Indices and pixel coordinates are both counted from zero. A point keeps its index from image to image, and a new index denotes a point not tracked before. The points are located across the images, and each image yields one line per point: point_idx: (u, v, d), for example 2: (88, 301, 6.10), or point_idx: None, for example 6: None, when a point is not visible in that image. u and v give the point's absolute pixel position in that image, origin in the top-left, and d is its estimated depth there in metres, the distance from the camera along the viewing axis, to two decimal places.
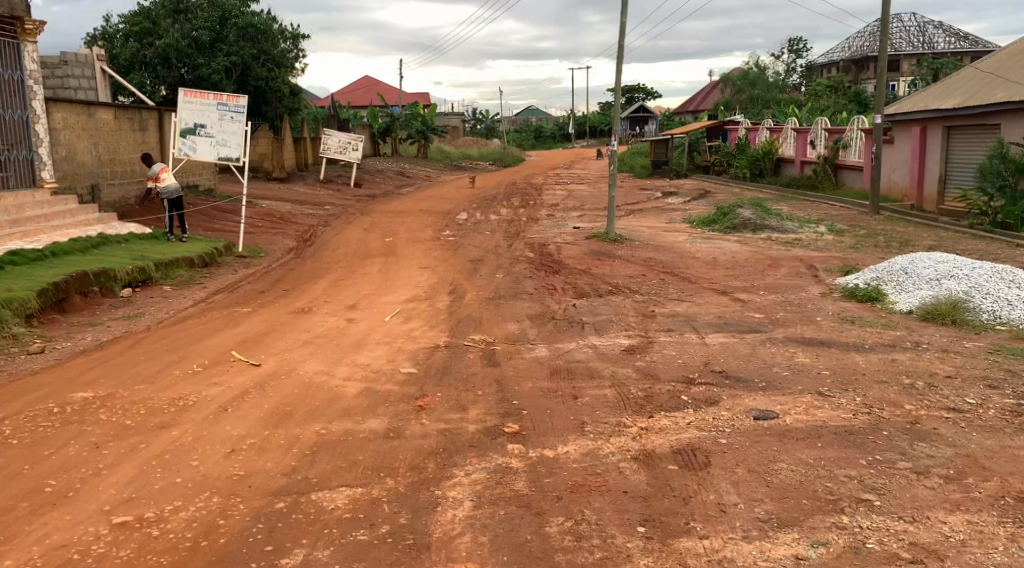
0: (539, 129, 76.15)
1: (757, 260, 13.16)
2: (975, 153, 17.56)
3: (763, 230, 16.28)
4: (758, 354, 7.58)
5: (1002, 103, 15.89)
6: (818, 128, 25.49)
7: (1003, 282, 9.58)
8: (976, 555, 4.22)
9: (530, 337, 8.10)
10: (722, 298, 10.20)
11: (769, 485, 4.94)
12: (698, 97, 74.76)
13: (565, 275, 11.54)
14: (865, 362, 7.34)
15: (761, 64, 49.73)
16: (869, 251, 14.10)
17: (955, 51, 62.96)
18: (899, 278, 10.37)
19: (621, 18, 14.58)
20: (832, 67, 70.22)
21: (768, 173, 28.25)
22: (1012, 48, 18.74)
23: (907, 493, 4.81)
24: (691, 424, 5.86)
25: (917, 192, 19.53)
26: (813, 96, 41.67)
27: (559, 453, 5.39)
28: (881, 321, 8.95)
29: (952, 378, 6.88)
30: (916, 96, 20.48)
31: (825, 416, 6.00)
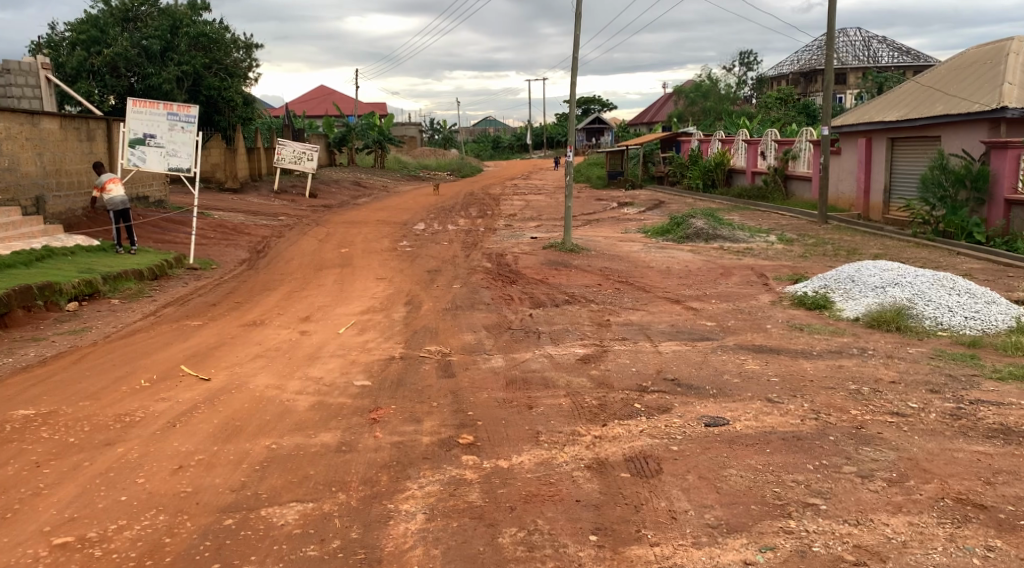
0: (497, 139, 76.40)
1: (710, 269, 13.36)
2: (917, 164, 18.06)
3: (715, 239, 16.53)
4: (710, 362, 7.69)
5: (941, 116, 16.38)
6: (768, 139, 25.97)
7: (944, 289, 9.86)
8: (917, 556, 4.33)
9: (487, 347, 8.12)
10: (675, 307, 10.33)
11: (719, 490, 5.02)
12: (653, 109, 75.66)
13: (522, 285, 11.58)
14: (814, 368, 7.50)
15: (713, 77, 50.53)
16: (817, 260, 14.41)
17: (899, 65, 64.73)
18: (846, 285, 10.61)
19: (575, 31, 14.74)
20: (782, 80, 71.69)
21: (720, 184, 28.70)
22: (952, 62, 19.34)
23: (852, 496, 4.93)
24: (644, 432, 5.93)
25: (863, 202, 20.02)
26: (765, 108, 42.51)
27: (513, 463, 5.41)
28: (828, 329, 9.15)
29: (896, 384, 7.06)
30: (862, 108, 21.00)
31: (774, 422, 6.11)
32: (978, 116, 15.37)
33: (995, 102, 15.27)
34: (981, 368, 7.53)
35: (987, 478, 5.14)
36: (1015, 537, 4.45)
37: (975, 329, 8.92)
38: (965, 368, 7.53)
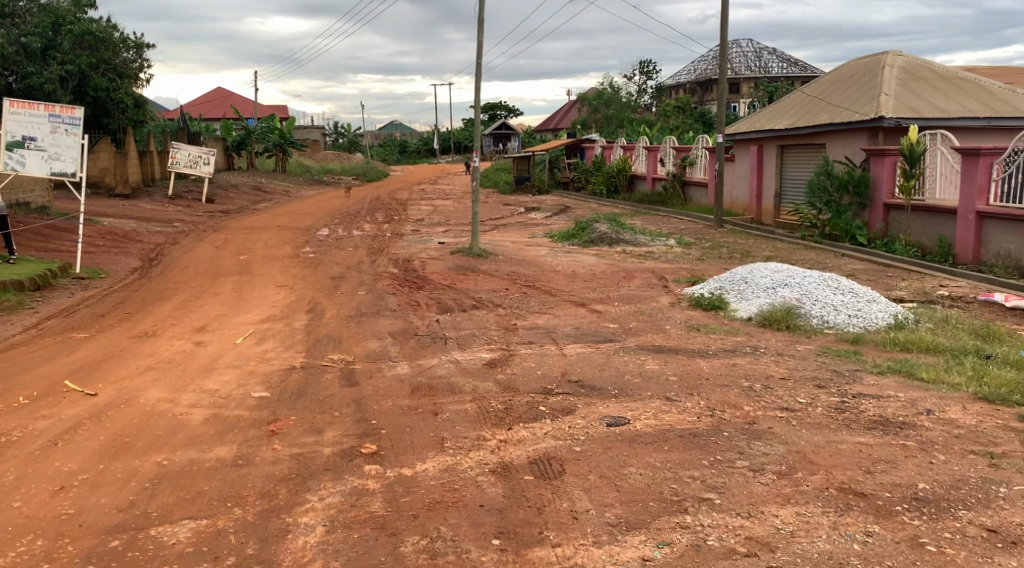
0: (403, 144, 75.87)
1: (614, 272, 13.63)
2: (804, 170, 18.91)
3: (618, 243, 16.88)
4: (612, 363, 7.84)
5: (826, 124, 17.19)
6: (666, 146, 26.70)
7: (829, 289, 10.36)
8: (803, 544, 4.52)
9: (391, 354, 8.05)
10: (580, 310, 10.49)
11: (619, 489, 5.13)
12: (558, 116, 76.67)
13: (428, 291, 11.52)
14: (709, 367, 7.75)
15: (614, 85, 51.64)
16: (714, 262, 14.91)
17: (788, 75, 67.65)
18: (739, 287, 11.01)
19: (478, 37, 14.80)
20: (680, 89, 73.86)
21: (622, 190, 29.33)
22: (836, 73, 20.33)
23: (744, 490, 5.11)
24: (549, 433, 6.00)
25: (756, 206, 20.84)
26: (664, 115, 43.72)
27: (418, 471, 5.38)
28: (723, 328, 9.49)
29: (786, 379, 7.38)
30: (754, 117, 21.88)
31: (672, 420, 6.29)
32: (858, 124, 16.21)
33: (873, 112, 16.14)
34: (862, 363, 7.95)
35: (868, 468, 5.43)
36: (891, 522, 4.71)
37: (858, 327, 9.41)
38: (849, 364, 7.93)
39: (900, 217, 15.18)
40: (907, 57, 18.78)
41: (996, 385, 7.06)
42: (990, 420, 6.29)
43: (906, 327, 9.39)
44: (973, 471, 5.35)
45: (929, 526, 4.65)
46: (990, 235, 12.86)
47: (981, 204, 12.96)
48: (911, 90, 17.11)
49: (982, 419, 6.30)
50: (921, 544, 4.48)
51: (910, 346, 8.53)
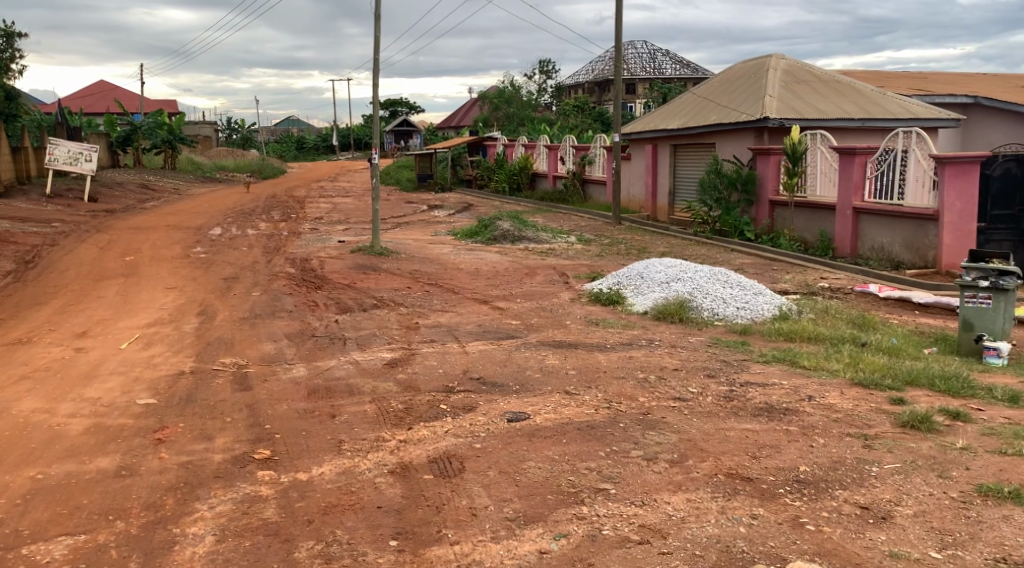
0: (300, 140, 74.18)
1: (515, 269, 13.73)
2: (696, 168, 19.51)
3: (520, 241, 17.00)
4: (513, 359, 7.89)
5: (716, 124, 17.77)
6: (566, 144, 27.08)
7: (720, 282, 10.73)
8: (693, 529, 4.66)
9: (287, 356, 7.87)
10: (482, 307, 10.52)
11: (518, 483, 5.18)
12: (459, 114, 76.56)
13: (327, 291, 11.33)
14: (607, 360, 7.91)
15: (514, 83, 51.96)
16: (612, 258, 15.21)
17: (681, 77, 69.75)
18: (636, 282, 11.27)
19: (375, 33, 14.62)
20: (578, 89, 75.09)
21: (524, 188, 29.56)
22: (725, 74, 21.05)
23: (638, 479, 5.25)
24: (449, 432, 6.00)
25: (652, 204, 21.39)
26: (564, 114, 44.36)
27: (313, 475, 5.28)
28: (621, 322, 9.70)
29: (680, 370, 7.61)
30: (649, 116, 22.43)
31: (570, 413, 6.38)
32: (745, 124, 16.83)
33: (758, 112, 16.80)
34: (750, 352, 8.28)
35: (754, 453, 5.66)
36: (775, 504, 4.93)
37: (745, 318, 9.79)
38: (738, 354, 8.24)
39: (785, 214, 15.86)
40: (789, 60, 19.65)
41: (870, 370, 7.49)
42: (865, 403, 6.67)
43: (790, 318, 9.83)
44: (849, 452, 5.65)
45: (809, 507, 4.88)
46: (866, 229, 13.58)
47: (857, 200, 13.67)
48: (793, 92, 17.91)
49: (858, 403, 6.66)
50: (801, 524, 4.69)
51: (792, 336, 8.93)
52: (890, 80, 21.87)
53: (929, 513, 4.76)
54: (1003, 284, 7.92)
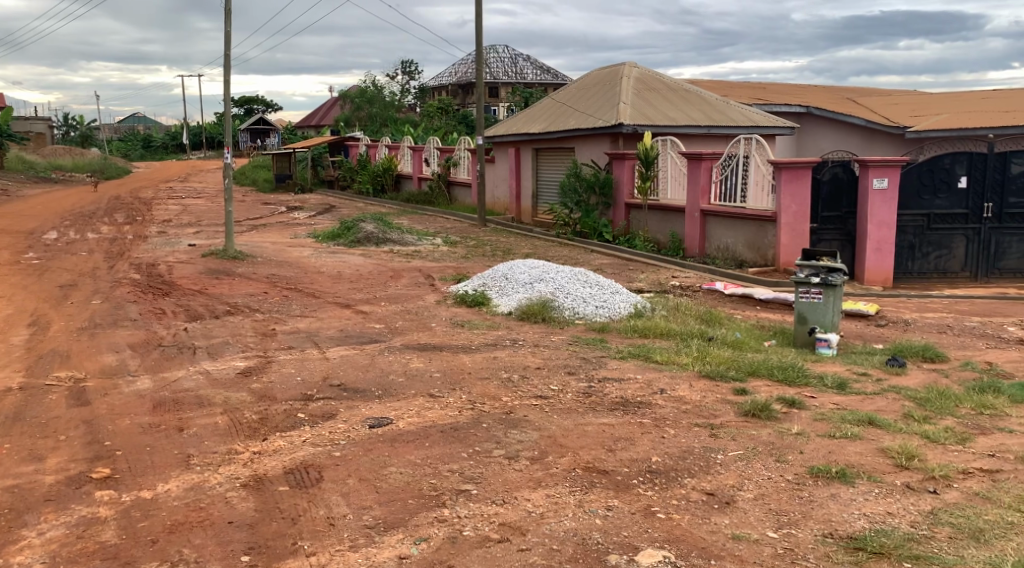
0: (148, 138, 70.34)
1: (379, 272, 13.57)
2: (557, 172, 19.92)
3: (384, 243, 16.80)
4: (377, 364, 7.79)
5: (574, 130, 18.21)
6: (430, 146, 27.04)
7: (579, 282, 10.99)
8: (552, 524, 4.75)
9: (131, 368, 7.45)
10: (344, 311, 10.32)
11: (378, 490, 5.10)
12: (319, 113, 74.83)
13: (177, 297, 10.80)
14: (472, 361, 7.95)
15: (376, 83, 51.30)
16: (476, 260, 15.30)
17: (541, 82, 71.15)
18: (500, 283, 11.37)
19: (225, 29, 14.06)
20: (441, 91, 75.19)
21: (388, 189, 29.27)
22: (583, 81, 21.61)
23: (500, 478, 5.29)
24: (307, 441, 5.85)
25: (515, 206, 21.67)
26: (427, 115, 44.21)
27: (158, 493, 5.02)
28: (485, 323, 9.77)
29: (541, 369, 7.74)
30: (511, 120, 22.72)
31: (433, 417, 6.36)
32: (601, 130, 17.34)
33: (614, 118, 17.35)
34: (608, 349, 8.53)
35: (610, 446, 5.83)
36: (629, 495, 5.10)
37: (604, 317, 10.08)
38: (597, 351, 8.47)
39: (639, 216, 16.46)
40: (641, 69, 20.43)
41: (716, 363, 7.89)
42: (712, 394, 7.02)
43: (645, 315, 10.20)
44: (697, 442, 5.92)
45: (660, 496, 5.08)
46: (713, 231, 14.27)
47: (705, 203, 14.35)
48: (645, 100, 18.62)
49: (705, 395, 6.99)
50: (652, 513, 4.87)
51: (647, 333, 9.28)
52: (733, 89, 23.13)
53: (768, 496, 5.05)
54: (831, 280, 8.51)
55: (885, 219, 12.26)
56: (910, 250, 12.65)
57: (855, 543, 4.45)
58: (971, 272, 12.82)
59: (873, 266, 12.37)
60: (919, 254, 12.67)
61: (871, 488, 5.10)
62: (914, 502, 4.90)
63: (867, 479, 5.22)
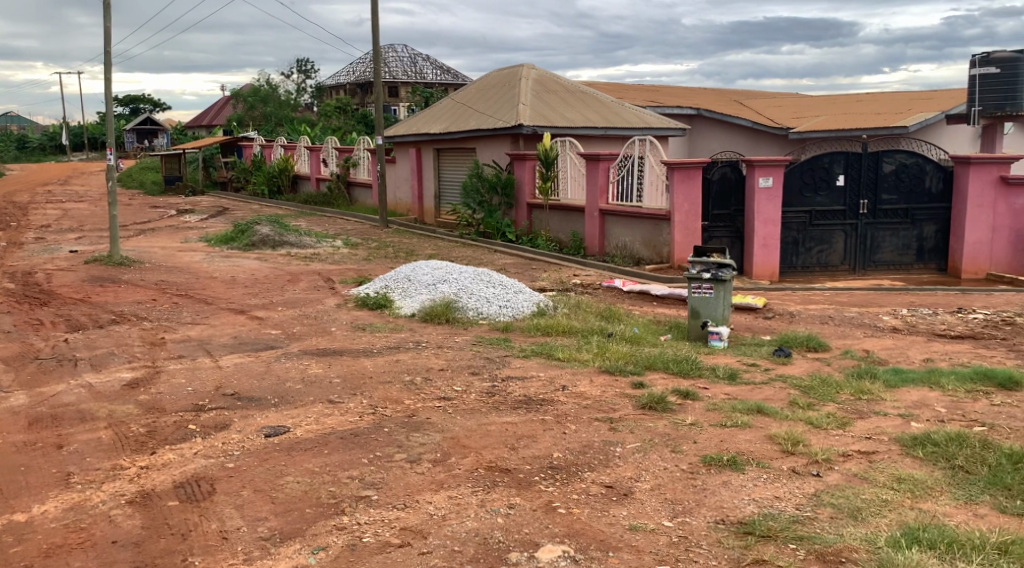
0: (24, 139, 66.48)
1: (276, 276, 13.25)
2: (458, 172, 19.92)
3: (281, 246, 16.41)
4: (273, 371, 7.60)
5: (475, 131, 18.23)
6: (328, 146, 26.58)
7: (483, 282, 11.01)
8: (454, 525, 4.74)
9: (6, 384, 7.03)
10: (239, 318, 10.02)
11: (274, 501, 4.98)
12: (211, 112, 72.40)
13: (56, 307, 10.25)
14: (373, 365, 7.85)
15: (270, 82, 50.01)
16: (377, 262, 15.12)
17: (441, 82, 70.94)
18: (403, 285, 11.27)
19: (104, 25, 13.43)
20: (339, 90, 73.96)
21: (285, 191, 28.61)
22: (483, 81, 21.69)
23: (401, 482, 5.25)
24: (198, 453, 5.65)
25: (418, 206, 21.54)
26: (325, 114, 43.38)
27: (34, 515, 4.76)
28: (387, 326, 9.66)
29: (444, 370, 7.71)
30: (410, 120, 22.55)
31: (333, 423, 6.25)
32: (501, 131, 17.43)
33: (513, 119, 17.46)
34: (511, 349, 8.57)
35: (511, 445, 5.87)
36: (530, 492, 5.14)
37: (507, 316, 10.15)
38: (501, 350, 8.51)
39: (541, 216, 16.65)
40: (539, 70, 20.66)
41: (616, 358, 8.05)
42: (611, 389, 7.16)
43: (547, 313, 10.31)
44: (596, 436, 6.03)
45: (560, 491, 5.14)
46: (612, 229, 14.54)
47: (604, 202, 14.62)
48: (543, 101, 18.84)
49: (605, 389, 7.13)
50: (553, 508, 4.92)
51: (549, 331, 9.39)
52: (627, 91, 23.67)
53: (664, 486, 5.19)
54: (721, 275, 8.82)
55: (771, 216, 12.79)
56: (794, 245, 13.23)
57: (745, 528, 4.62)
58: (850, 265, 13.50)
59: (761, 262, 12.88)
60: (802, 249, 13.28)
61: (760, 474, 5.31)
62: (799, 486, 5.13)
63: (756, 466, 5.43)
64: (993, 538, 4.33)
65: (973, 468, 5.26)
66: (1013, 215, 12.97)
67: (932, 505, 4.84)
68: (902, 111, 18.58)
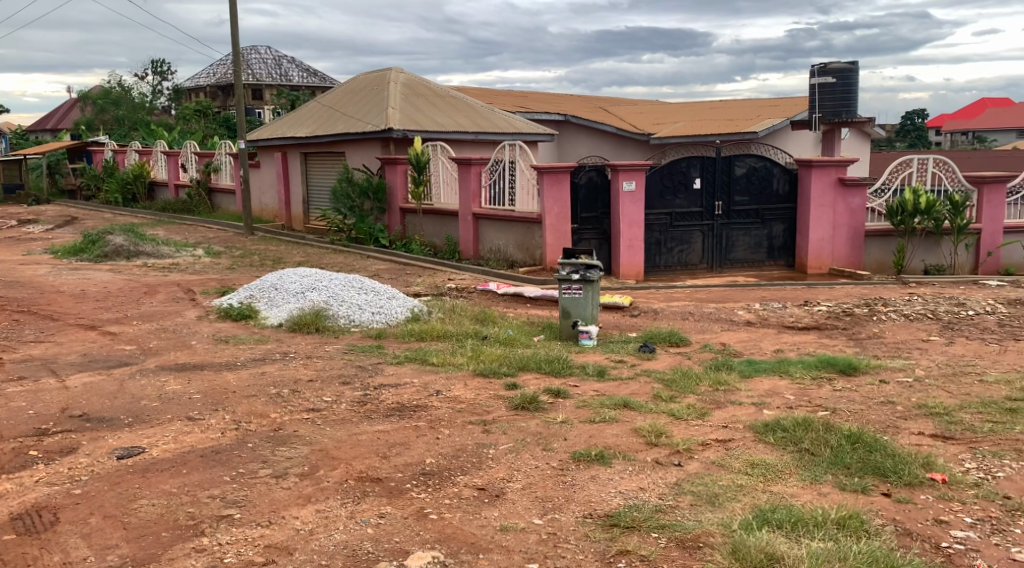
0: None
1: (131, 288, 12.56)
2: (327, 177, 19.53)
3: (137, 256, 15.58)
4: (126, 389, 7.19)
5: (343, 134, 17.90)
6: (187, 151, 25.50)
7: (354, 289, 10.82)
8: (321, 540, 4.62)
9: None
10: (88, 334, 9.43)
11: (126, 526, 4.72)
12: (57, 116, 67.93)
13: None
14: (237, 379, 7.56)
15: (123, 84, 47.44)
16: (243, 271, 14.62)
17: (308, 84, 69.38)
18: (269, 294, 10.93)
19: None
20: (199, 92, 71.03)
21: (141, 198, 27.24)
22: (350, 85, 21.37)
23: (265, 498, 5.08)
24: (41, 481, 5.28)
25: (285, 213, 20.97)
26: (183, 117, 41.50)
27: None
28: (253, 337, 9.34)
29: (313, 381, 7.52)
30: (275, 123, 21.90)
31: (192, 441, 5.98)
32: (369, 135, 17.19)
33: (381, 123, 17.26)
34: (384, 356, 8.47)
35: (384, 453, 5.79)
36: (401, 500, 5.09)
37: (380, 322, 10.04)
38: (372, 358, 8.40)
39: (414, 220, 16.56)
40: (408, 74, 20.56)
41: (489, 360, 8.09)
42: (485, 391, 7.19)
43: (420, 319, 10.26)
44: (470, 439, 6.04)
45: (432, 497, 5.12)
46: (485, 233, 14.64)
47: (477, 207, 14.70)
48: (412, 105, 18.74)
49: (478, 392, 7.16)
50: (425, 515, 4.89)
51: (423, 336, 9.34)
52: (495, 96, 23.90)
53: (534, 484, 5.26)
54: (590, 276, 9.03)
55: (635, 218, 13.19)
56: (656, 246, 13.73)
57: (610, 520, 4.74)
58: (708, 263, 14.12)
59: (626, 262, 13.28)
60: (664, 249, 13.79)
61: (625, 466, 5.47)
62: (662, 476, 5.31)
63: (622, 459, 5.59)
64: (833, 513, 4.63)
65: (817, 450, 5.61)
66: (851, 214, 13.89)
67: (782, 487, 5.13)
68: (751, 117, 19.63)
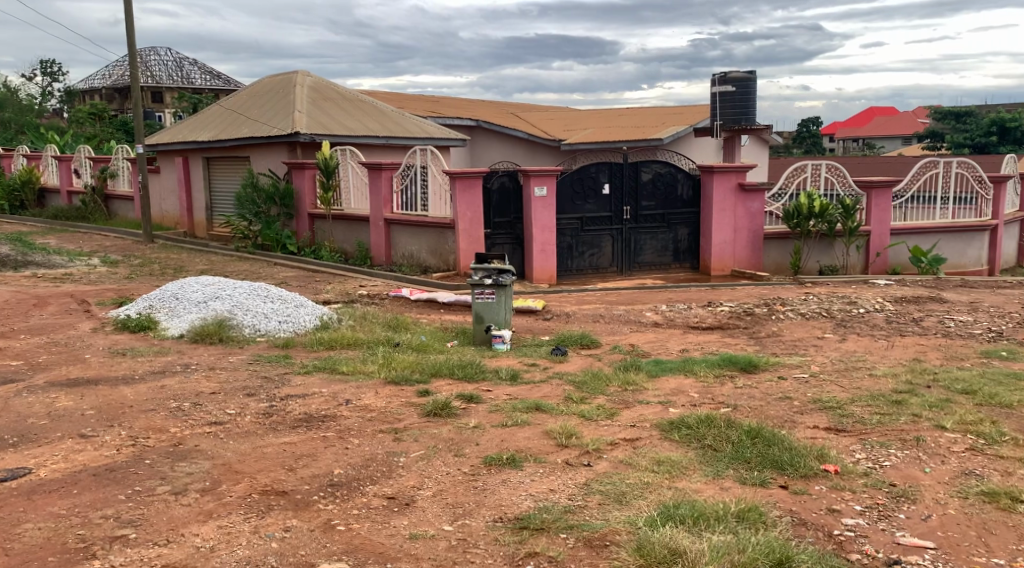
0: None
1: (18, 301, 11.91)
2: (231, 183, 19.00)
3: (25, 266, 14.80)
4: (11, 408, 6.80)
5: (247, 138, 17.44)
6: (81, 156, 24.38)
7: (259, 297, 10.53)
8: (222, 557, 4.47)
9: None
10: None
11: (9, 553, 4.46)
12: None
13: None
14: (135, 393, 7.25)
15: (9, 85, 45.03)
16: (142, 280, 14.06)
17: (211, 88, 67.41)
18: (170, 304, 10.54)
19: None
20: (94, 95, 68.07)
21: (30, 206, 25.89)
22: (254, 88, 20.87)
23: (163, 516, 4.89)
24: None
25: (187, 219, 20.28)
26: (77, 120, 39.68)
27: None
28: (152, 350, 8.98)
29: (217, 394, 7.28)
30: (174, 127, 21.15)
31: (84, 459, 5.70)
32: (275, 139, 16.81)
33: (287, 127, 16.91)
34: (291, 365, 8.28)
35: (290, 465, 5.65)
36: (307, 513, 4.97)
37: (287, 331, 9.81)
38: (279, 368, 8.20)
39: (322, 226, 16.27)
40: (314, 78, 20.21)
41: (401, 367, 8.00)
42: (396, 399, 7.12)
43: (330, 327, 10.08)
44: (379, 448, 5.95)
45: (340, 508, 5.02)
46: (396, 238, 14.50)
47: (387, 212, 14.54)
48: (319, 109, 18.42)
49: (389, 400, 7.07)
50: (331, 526, 4.79)
51: (333, 344, 9.17)
52: (405, 101, 23.75)
53: (445, 491, 5.22)
54: (502, 280, 9.06)
55: (546, 223, 13.30)
56: (568, 250, 13.90)
57: (520, 523, 4.75)
58: (617, 266, 14.36)
59: (539, 266, 13.38)
60: (575, 253, 13.96)
61: (536, 469, 5.49)
62: (572, 476, 5.36)
63: (533, 461, 5.62)
64: (734, 507, 4.76)
65: (719, 446, 5.77)
66: (751, 217, 14.38)
67: (686, 483, 5.24)
68: (656, 124, 20.11)
